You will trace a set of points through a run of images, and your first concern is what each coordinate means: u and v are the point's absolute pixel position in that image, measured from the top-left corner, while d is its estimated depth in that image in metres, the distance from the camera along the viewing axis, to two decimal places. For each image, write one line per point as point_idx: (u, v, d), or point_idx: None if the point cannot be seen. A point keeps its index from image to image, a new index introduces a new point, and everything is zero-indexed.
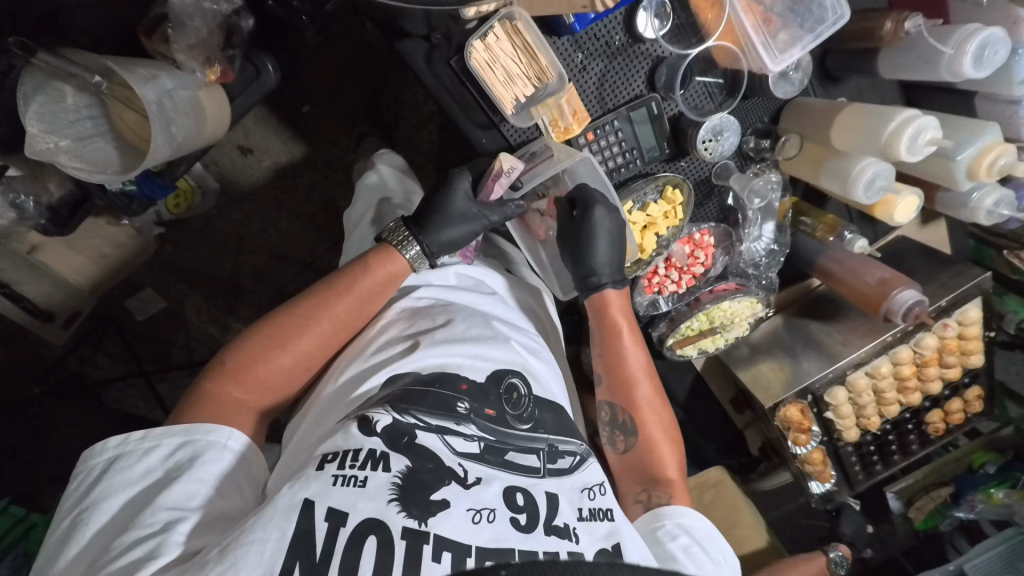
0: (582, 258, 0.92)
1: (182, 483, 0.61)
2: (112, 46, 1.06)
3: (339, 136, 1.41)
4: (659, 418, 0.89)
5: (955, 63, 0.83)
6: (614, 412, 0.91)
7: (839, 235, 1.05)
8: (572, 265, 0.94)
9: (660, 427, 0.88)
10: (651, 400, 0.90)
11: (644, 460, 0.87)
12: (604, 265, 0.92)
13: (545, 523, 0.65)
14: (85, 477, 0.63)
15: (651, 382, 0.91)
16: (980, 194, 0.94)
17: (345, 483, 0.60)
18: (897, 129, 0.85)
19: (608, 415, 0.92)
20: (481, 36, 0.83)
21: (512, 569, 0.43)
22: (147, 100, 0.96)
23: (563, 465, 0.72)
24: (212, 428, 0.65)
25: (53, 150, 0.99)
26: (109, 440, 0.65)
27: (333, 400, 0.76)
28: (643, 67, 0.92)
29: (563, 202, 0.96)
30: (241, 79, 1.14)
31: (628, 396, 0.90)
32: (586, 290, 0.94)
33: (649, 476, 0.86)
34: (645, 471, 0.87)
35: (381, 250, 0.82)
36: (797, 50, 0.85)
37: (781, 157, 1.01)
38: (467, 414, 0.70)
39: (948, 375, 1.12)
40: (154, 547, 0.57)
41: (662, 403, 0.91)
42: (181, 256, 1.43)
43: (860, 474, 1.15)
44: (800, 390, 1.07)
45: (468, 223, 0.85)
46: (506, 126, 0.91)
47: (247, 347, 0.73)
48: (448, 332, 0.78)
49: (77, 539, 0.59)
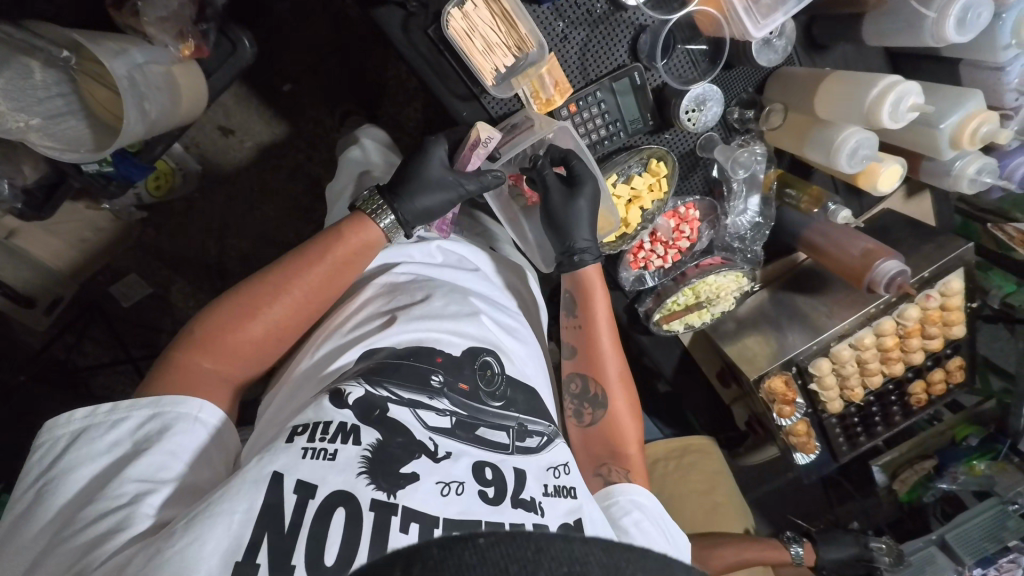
0: (563, 229, 0.90)
1: (150, 455, 0.61)
2: (79, 19, 1.03)
3: (321, 114, 1.39)
4: (627, 394, 0.92)
5: (939, 28, 0.82)
6: (584, 385, 0.92)
7: (823, 207, 1.07)
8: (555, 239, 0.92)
9: (627, 403, 0.91)
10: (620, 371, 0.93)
11: (606, 431, 0.89)
12: (587, 243, 0.92)
13: (512, 496, 0.65)
14: (47, 449, 0.62)
15: (619, 350, 0.94)
16: (963, 162, 0.93)
17: (314, 456, 0.60)
18: (879, 95, 0.84)
19: (578, 387, 0.93)
20: (458, 4, 0.81)
21: (490, 539, 0.37)
22: (117, 74, 0.93)
23: (531, 443, 0.72)
24: (182, 400, 0.65)
25: (21, 128, 0.94)
26: (75, 411, 0.64)
27: (304, 377, 0.75)
28: (626, 35, 0.90)
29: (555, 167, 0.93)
30: (217, 55, 1.12)
31: (599, 370, 0.92)
32: (569, 262, 0.92)
33: (609, 446, 0.89)
34: (606, 442, 0.89)
35: (356, 219, 0.82)
36: (779, 15, 0.82)
37: (765, 127, 1.00)
38: (440, 388, 0.70)
39: (930, 346, 1.13)
40: (121, 520, 0.56)
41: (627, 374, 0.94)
42: (164, 240, 1.41)
43: (844, 445, 1.17)
44: (785, 361, 1.08)
45: (443, 192, 0.84)
46: (487, 98, 0.89)
47: (219, 318, 0.73)
48: (425, 308, 0.78)
49: (43, 511, 0.59)
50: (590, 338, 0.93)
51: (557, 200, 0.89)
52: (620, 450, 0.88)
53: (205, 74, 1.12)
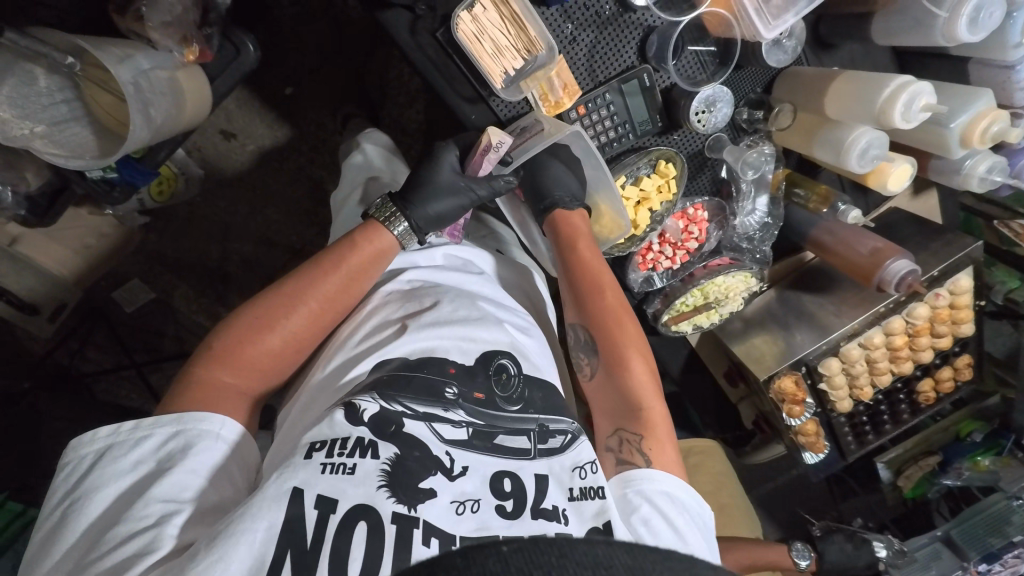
0: (538, 187, 0.93)
1: (174, 474, 0.60)
2: (80, 25, 1.02)
3: (324, 117, 1.38)
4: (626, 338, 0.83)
5: (950, 27, 0.81)
6: (580, 335, 0.87)
7: (833, 206, 1.05)
8: (533, 201, 0.93)
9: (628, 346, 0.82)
10: (623, 327, 0.84)
11: (610, 392, 0.81)
12: (562, 192, 0.92)
13: (533, 507, 0.65)
14: (72, 469, 0.62)
15: (619, 307, 0.86)
16: (972, 161, 0.93)
17: (333, 471, 0.60)
18: (892, 94, 0.84)
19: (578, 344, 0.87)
20: (468, 7, 0.80)
21: (513, 546, 0.38)
22: (121, 81, 0.92)
23: (555, 444, 0.71)
24: (205, 417, 0.64)
25: (27, 135, 0.94)
26: (98, 429, 0.63)
27: (320, 388, 0.75)
28: (634, 36, 0.90)
29: None
30: (221, 59, 1.11)
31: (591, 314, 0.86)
32: (544, 211, 0.91)
33: (616, 410, 0.79)
34: (612, 405, 0.80)
35: (368, 226, 0.82)
36: (790, 16, 0.82)
37: (774, 127, 1.00)
38: (455, 399, 0.70)
39: (938, 344, 1.13)
40: (147, 542, 0.56)
41: (632, 329, 0.85)
42: (167, 246, 1.40)
43: (853, 444, 1.17)
44: (794, 361, 1.08)
45: (455, 197, 0.84)
46: (495, 100, 0.89)
47: (236, 330, 0.72)
48: (437, 314, 0.78)
49: (68, 533, 0.58)
50: (586, 288, 0.87)
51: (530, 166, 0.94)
52: (629, 404, 0.79)
53: (209, 79, 1.11)
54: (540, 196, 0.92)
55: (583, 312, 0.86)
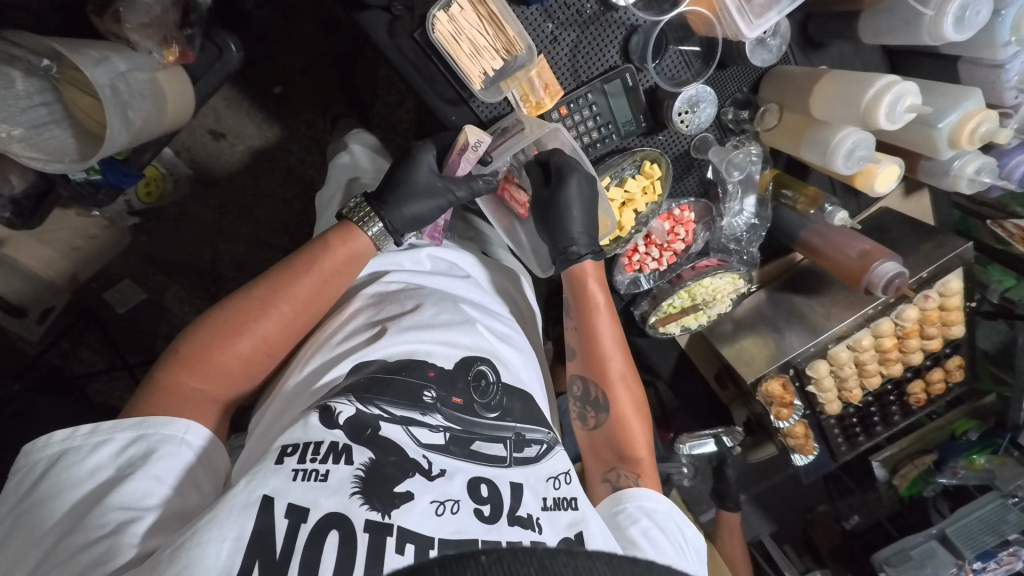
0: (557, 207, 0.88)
1: (134, 480, 0.60)
2: (59, 27, 1.01)
3: (313, 117, 1.37)
4: (632, 396, 0.90)
5: (936, 26, 0.80)
6: (586, 388, 0.92)
7: (820, 207, 1.03)
8: (548, 238, 0.91)
9: (633, 405, 0.90)
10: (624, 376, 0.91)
11: (611, 436, 0.88)
12: (581, 234, 0.89)
13: (509, 513, 0.64)
14: (27, 475, 0.61)
15: (626, 364, 0.93)
16: (961, 162, 0.92)
17: (306, 478, 0.59)
18: (877, 96, 0.82)
19: (579, 391, 0.93)
20: (444, 7, 0.79)
21: (490, 556, 0.36)
22: (98, 83, 0.92)
23: (530, 453, 0.71)
24: (169, 421, 0.64)
25: (4, 139, 0.93)
26: (55, 434, 0.63)
27: (295, 394, 0.74)
28: (617, 36, 0.88)
29: (538, 166, 0.91)
30: (203, 60, 1.10)
31: (601, 371, 0.91)
32: (565, 261, 0.89)
33: (617, 451, 0.87)
34: (614, 448, 0.87)
35: (342, 229, 0.81)
36: (773, 14, 0.80)
37: (760, 128, 0.99)
38: (433, 404, 0.69)
39: (929, 346, 1.12)
40: (105, 549, 0.55)
41: (631, 377, 0.92)
42: (157, 246, 1.39)
43: (843, 445, 1.16)
44: (783, 363, 1.06)
45: (432, 198, 0.83)
46: (475, 101, 0.87)
47: (205, 335, 0.71)
48: (417, 317, 0.77)
49: (26, 539, 0.58)
50: (596, 346, 0.92)
51: (543, 189, 0.89)
52: (629, 452, 0.87)
53: (192, 80, 1.11)
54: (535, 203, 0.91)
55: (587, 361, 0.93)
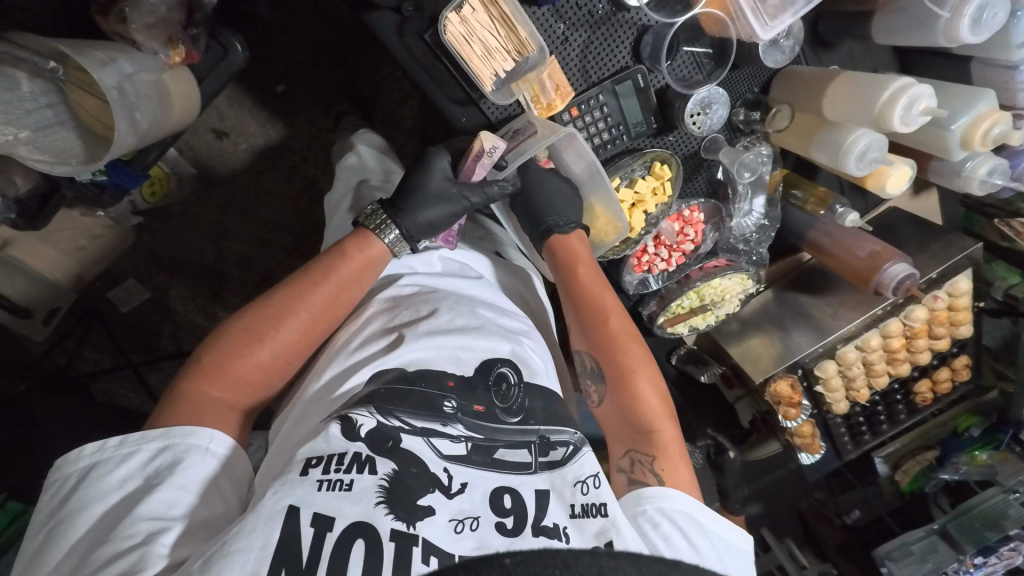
0: (533, 209, 0.92)
1: (162, 491, 0.60)
2: (62, 26, 0.99)
3: (316, 115, 1.36)
4: (640, 368, 0.82)
5: (951, 28, 0.79)
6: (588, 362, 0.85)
7: (830, 209, 1.03)
8: (528, 221, 0.93)
9: (642, 377, 0.81)
10: (634, 354, 0.83)
11: (620, 413, 0.80)
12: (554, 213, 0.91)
13: (534, 524, 0.64)
14: (58, 488, 0.62)
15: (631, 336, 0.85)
16: (973, 163, 0.92)
17: (330, 488, 0.59)
18: (891, 98, 0.82)
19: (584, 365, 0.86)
20: (456, 8, 0.78)
21: (515, 559, 0.37)
22: (105, 85, 0.90)
23: (556, 456, 0.70)
24: (191, 431, 0.64)
25: (11, 142, 0.92)
26: (83, 447, 0.63)
27: (313, 400, 0.74)
28: (628, 36, 0.88)
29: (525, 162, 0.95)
30: (208, 60, 1.09)
31: (602, 345, 0.84)
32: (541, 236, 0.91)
33: (625, 430, 0.79)
34: (624, 427, 0.79)
35: (358, 236, 0.81)
36: (787, 16, 0.80)
37: (771, 129, 0.98)
38: (454, 414, 0.69)
39: (936, 346, 1.12)
40: (135, 561, 0.56)
41: (643, 354, 0.84)
42: (161, 246, 1.39)
43: (849, 444, 1.17)
44: (790, 364, 1.07)
45: (446, 204, 0.83)
46: (486, 103, 0.87)
47: (225, 344, 0.71)
48: (433, 323, 0.76)
49: (55, 550, 0.58)
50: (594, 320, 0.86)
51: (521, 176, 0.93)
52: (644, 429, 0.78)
53: (197, 80, 1.10)
54: (527, 203, 0.92)
55: (591, 335, 0.85)
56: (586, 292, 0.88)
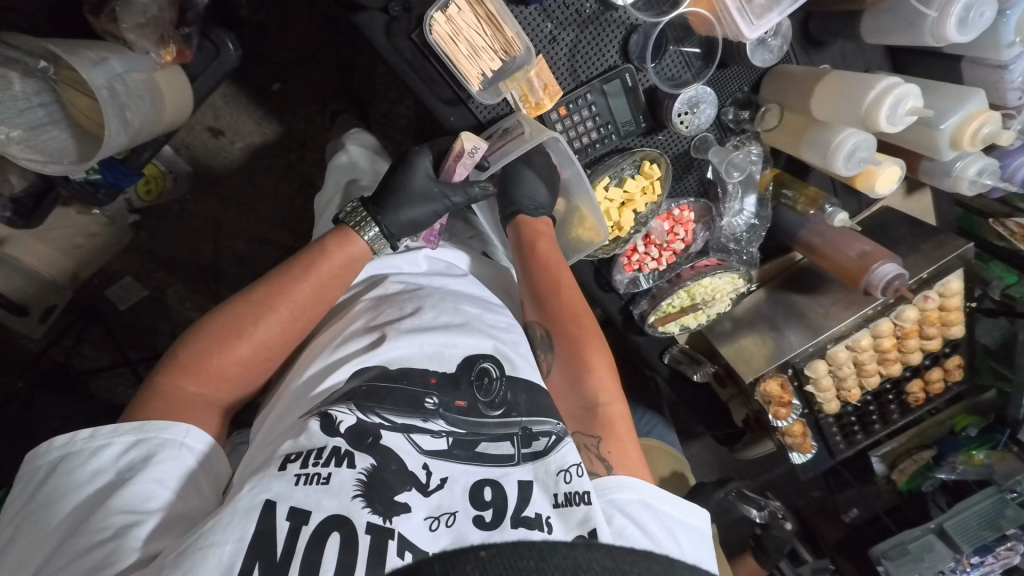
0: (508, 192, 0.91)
1: (136, 484, 0.60)
2: (54, 26, 1.00)
3: (311, 114, 1.37)
4: (598, 354, 0.83)
5: (939, 27, 0.79)
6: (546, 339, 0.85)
7: (821, 208, 1.03)
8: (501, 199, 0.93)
9: (598, 362, 0.82)
10: (593, 338, 0.85)
11: (574, 392, 0.80)
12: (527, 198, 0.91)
13: (512, 515, 0.64)
14: (32, 480, 0.62)
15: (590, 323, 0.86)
16: (963, 162, 0.91)
17: (308, 482, 0.60)
18: (877, 99, 0.82)
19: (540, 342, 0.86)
20: (442, 8, 0.78)
21: (490, 552, 0.37)
22: (96, 85, 0.91)
23: (539, 447, 0.70)
24: (168, 425, 0.65)
25: (3, 141, 0.93)
26: (55, 439, 0.63)
27: (294, 398, 0.74)
28: (616, 35, 0.88)
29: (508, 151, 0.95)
30: (200, 59, 1.09)
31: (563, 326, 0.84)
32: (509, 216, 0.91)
33: (578, 411, 0.79)
34: (576, 407, 0.79)
35: (338, 233, 0.81)
36: (774, 15, 0.80)
37: (761, 128, 0.98)
38: (436, 410, 0.70)
39: (928, 346, 1.12)
40: (108, 553, 0.56)
41: (599, 339, 0.85)
42: (158, 244, 1.40)
43: (841, 444, 1.17)
44: (781, 363, 1.07)
45: (429, 203, 0.83)
46: (474, 102, 0.87)
47: (205, 338, 0.72)
48: (415, 322, 0.77)
49: (31, 542, 0.59)
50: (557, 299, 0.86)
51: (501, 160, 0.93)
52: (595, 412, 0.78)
53: (190, 79, 1.10)
54: (512, 199, 0.91)
55: (552, 313, 0.85)
56: (549, 273, 0.88)
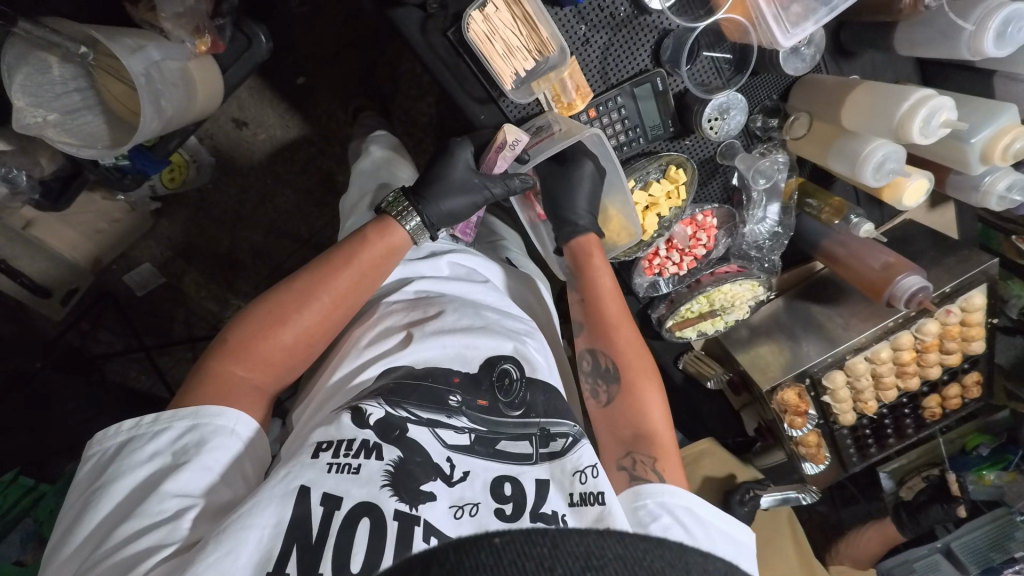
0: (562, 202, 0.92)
1: (189, 470, 0.61)
2: (95, 15, 1.02)
3: (335, 108, 1.38)
4: (643, 369, 0.83)
5: (976, 41, 0.79)
6: (595, 360, 0.86)
7: (845, 218, 1.03)
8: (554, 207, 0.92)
9: (643, 377, 0.82)
10: (639, 354, 0.84)
11: (619, 405, 0.81)
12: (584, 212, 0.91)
13: (532, 510, 0.64)
14: (97, 460, 0.64)
15: (634, 335, 0.86)
16: (992, 177, 0.91)
17: (339, 471, 0.60)
18: (911, 109, 0.82)
19: (590, 364, 0.87)
20: (480, 6, 0.79)
21: (504, 538, 0.36)
22: (134, 72, 0.92)
23: (557, 447, 0.70)
24: (220, 412, 0.65)
25: (40, 124, 0.95)
26: (121, 423, 0.65)
27: (331, 391, 0.76)
28: (648, 40, 0.88)
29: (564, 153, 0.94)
30: (232, 50, 1.11)
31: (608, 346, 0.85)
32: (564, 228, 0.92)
33: (628, 433, 0.79)
34: (624, 420, 0.80)
35: (380, 222, 0.81)
36: (809, 24, 0.80)
37: (789, 136, 0.98)
38: (459, 407, 0.70)
39: (947, 361, 1.11)
40: (165, 535, 0.57)
41: (643, 353, 0.85)
42: (177, 232, 1.40)
43: (854, 456, 1.17)
44: (799, 373, 1.06)
45: (468, 195, 0.84)
46: (505, 101, 0.88)
47: (250, 326, 0.73)
48: (440, 324, 0.78)
49: (88, 521, 0.60)
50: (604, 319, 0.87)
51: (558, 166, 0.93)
52: (643, 429, 0.79)
53: (221, 69, 1.12)
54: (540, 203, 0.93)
55: (599, 339, 0.87)
56: (594, 293, 0.89)
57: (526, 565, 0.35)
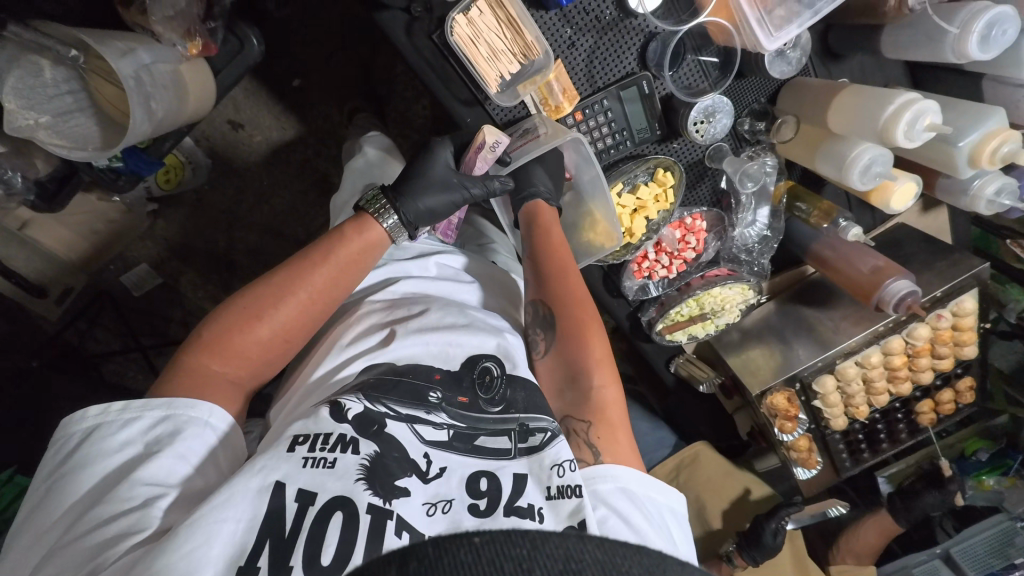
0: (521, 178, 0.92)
1: (161, 458, 0.61)
2: (88, 18, 1.03)
3: (330, 110, 1.39)
4: (589, 339, 0.81)
5: (960, 44, 0.79)
6: (539, 312, 0.84)
7: (833, 222, 1.02)
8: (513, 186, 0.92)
9: (589, 347, 0.80)
10: (589, 325, 0.82)
11: (563, 378, 0.78)
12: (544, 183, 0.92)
13: (506, 505, 0.63)
14: (61, 445, 0.63)
15: (585, 305, 0.84)
16: (981, 181, 0.90)
17: (314, 465, 0.60)
18: (896, 112, 0.81)
19: (534, 318, 0.85)
20: (464, 10, 0.80)
21: (485, 538, 0.37)
22: (124, 75, 0.93)
23: (535, 442, 0.68)
24: (193, 403, 0.65)
25: (32, 126, 0.96)
26: (88, 408, 0.64)
27: (315, 385, 0.76)
28: (635, 42, 0.88)
29: None
30: (224, 52, 1.12)
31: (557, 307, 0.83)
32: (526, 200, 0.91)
33: (567, 398, 0.76)
34: (564, 393, 0.77)
35: (359, 219, 0.81)
36: (794, 27, 0.80)
37: (776, 139, 0.98)
38: (438, 403, 0.70)
39: (939, 365, 1.10)
40: (133, 523, 0.57)
41: (595, 324, 0.83)
42: (173, 232, 1.41)
43: (847, 460, 1.16)
44: (789, 377, 1.06)
45: (448, 194, 0.84)
46: (491, 103, 0.88)
47: (226, 321, 0.73)
48: (423, 321, 0.78)
49: (56, 506, 0.60)
50: (555, 281, 0.85)
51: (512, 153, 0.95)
52: (580, 392, 0.76)
53: (213, 71, 1.12)
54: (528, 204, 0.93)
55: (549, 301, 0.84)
56: (548, 257, 0.87)
57: (507, 568, 0.35)
